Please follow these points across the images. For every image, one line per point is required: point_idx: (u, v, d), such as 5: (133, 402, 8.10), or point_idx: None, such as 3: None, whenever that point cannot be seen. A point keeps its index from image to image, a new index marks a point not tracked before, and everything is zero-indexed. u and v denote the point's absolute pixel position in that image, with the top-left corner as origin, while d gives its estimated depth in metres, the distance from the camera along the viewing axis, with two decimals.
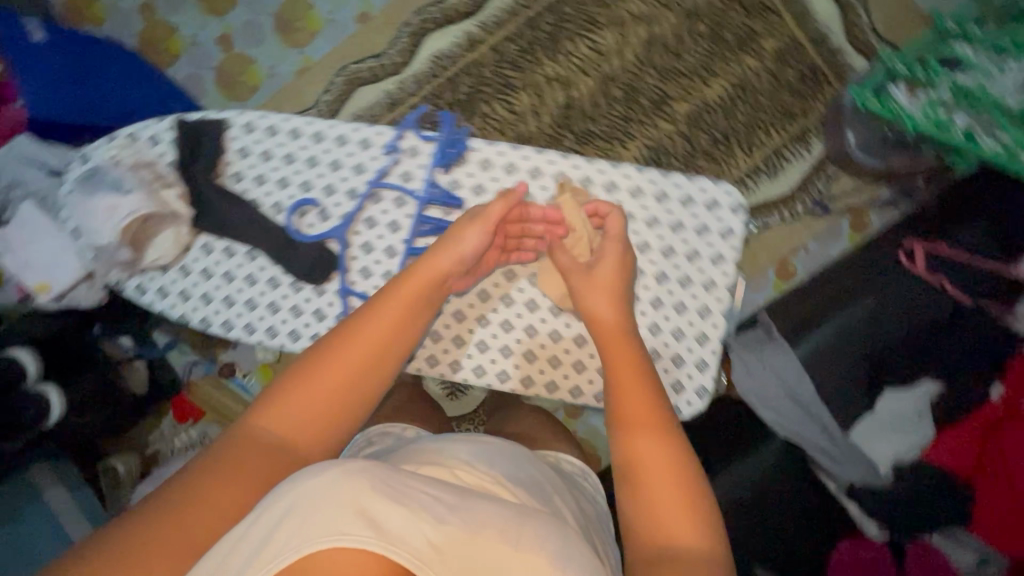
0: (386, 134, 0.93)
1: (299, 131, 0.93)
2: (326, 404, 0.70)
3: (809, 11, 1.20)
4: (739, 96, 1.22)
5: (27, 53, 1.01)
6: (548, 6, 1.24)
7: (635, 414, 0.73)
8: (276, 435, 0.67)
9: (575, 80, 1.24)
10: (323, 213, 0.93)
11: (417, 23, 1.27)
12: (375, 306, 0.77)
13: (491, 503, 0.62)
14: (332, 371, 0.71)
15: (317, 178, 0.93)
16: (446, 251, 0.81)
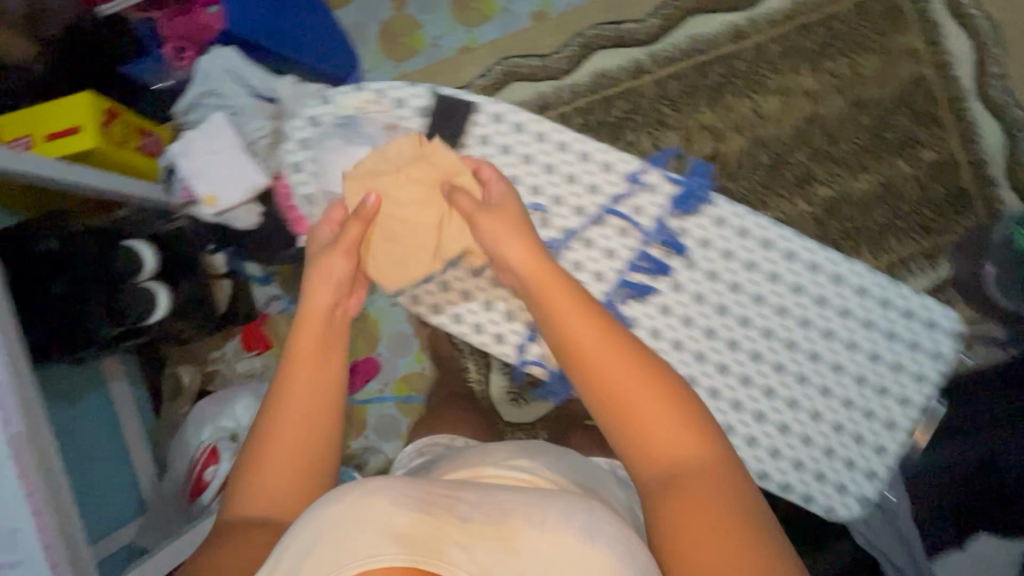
0: (633, 164, 0.89)
1: (546, 136, 0.89)
2: (294, 436, 0.69)
3: (976, 133, 1.20)
4: (883, 196, 1.21)
5: None
6: (722, 57, 1.24)
7: (644, 415, 0.63)
8: (262, 490, 0.66)
9: (727, 136, 1.24)
10: (545, 221, 0.89)
11: (591, 36, 1.27)
12: (297, 328, 0.75)
13: (510, 493, 0.56)
14: (296, 399, 0.71)
15: (550, 186, 0.90)
16: (327, 255, 0.78)
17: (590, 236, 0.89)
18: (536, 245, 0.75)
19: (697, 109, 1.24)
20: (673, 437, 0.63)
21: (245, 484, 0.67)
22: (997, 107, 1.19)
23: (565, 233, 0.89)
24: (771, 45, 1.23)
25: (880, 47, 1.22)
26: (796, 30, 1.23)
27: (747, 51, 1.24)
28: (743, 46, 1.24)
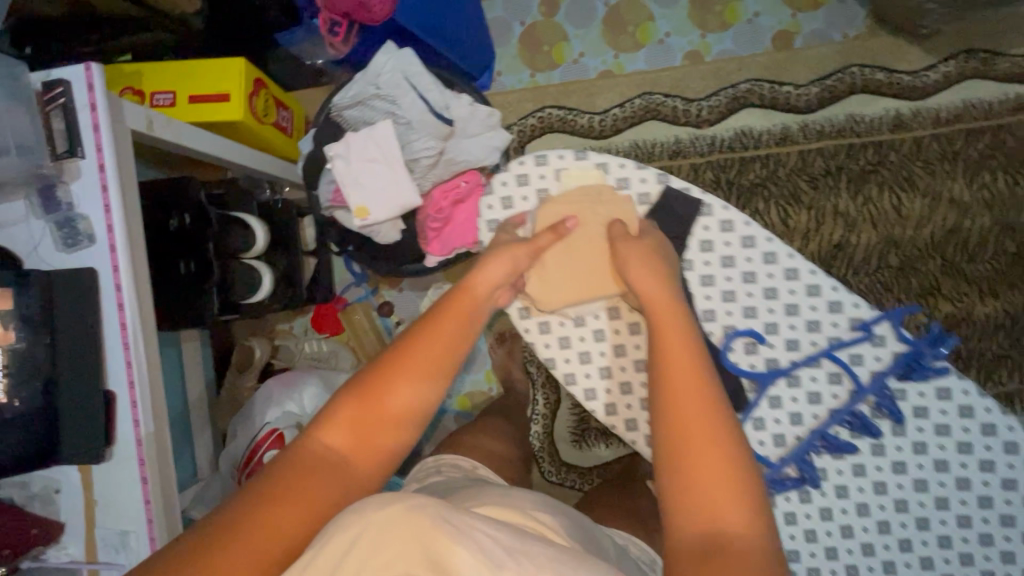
0: (866, 309, 0.79)
1: (775, 256, 0.80)
2: (382, 407, 0.62)
3: None
4: (1007, 328, 1.14)
5: None
6: (875, 144, 1.17)
7: (710, 465, 0.56)
8: (335, 444, 0.59)
9: (861, 226, 1.18)
10: (753, 348, 0.79)
11: (743, 90, 1.20)
12: (428, 333, 0.67)
13: (545, 543, 0.48)
14: (403, 385, 0.63)
15: (765, 310, 0.79)
16: (487, 274, 0.74)
17: (797, 375, 0.78)
18: (676, 306, 0.69)
19: (837, 192, 1.17)
20: (722, 483, 0.55)
21: (328, 429, 0.61)
22: None
23: (772, 368, 0.79)
24: (931, 143, 1.16)
25: None
26: (961, 134, 1.16)
27: (905, 144, 1.17)
28: (901, 138, 1.17)
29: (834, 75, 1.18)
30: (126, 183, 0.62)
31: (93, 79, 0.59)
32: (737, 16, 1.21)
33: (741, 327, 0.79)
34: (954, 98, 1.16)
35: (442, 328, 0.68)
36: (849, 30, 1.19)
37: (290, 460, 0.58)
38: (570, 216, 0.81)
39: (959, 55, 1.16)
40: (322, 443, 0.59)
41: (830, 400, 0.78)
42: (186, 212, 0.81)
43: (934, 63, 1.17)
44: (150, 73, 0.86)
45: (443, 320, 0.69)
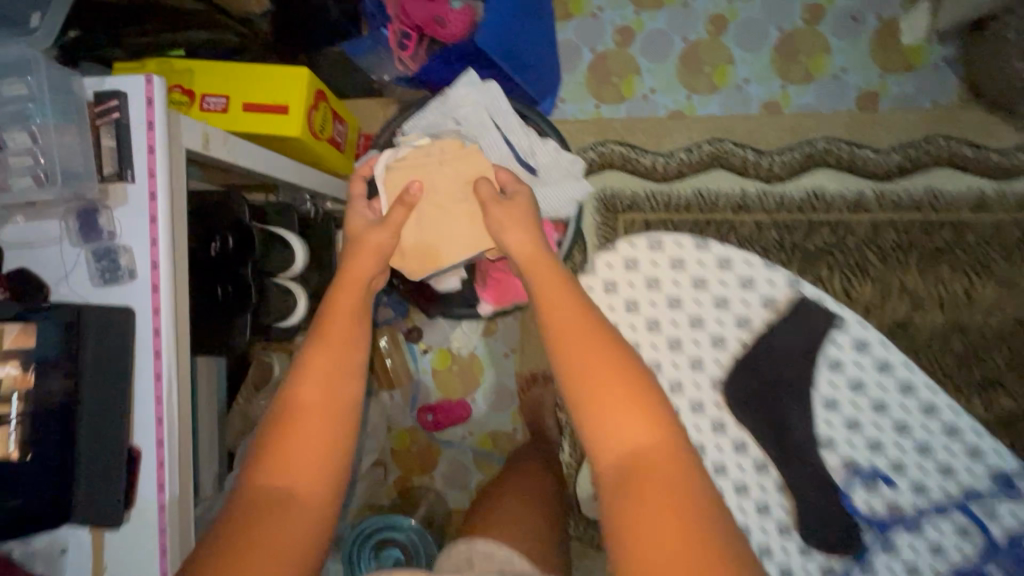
0: (998, 454, 0.83)
1: (912, 389, 0.86)
2: (315, 421, 0.58)
3: None
4: None
5: None
6: (953, 223, 1.11)
7: (653, 494, 0.52)
8: (279, 479, 0.55)
9: (927, 307, 1.11)
10: (873, 484, 0.85)
11: (820, 148, 1.13)
12: (329, 322, 0.63)
13: None
14: (313, 387, 0.59)
15: (891, 443, 0.86)
16: (360, 260, 0.68)
17: (918, 519, 0.83)
18: (563, 277, 0.64)
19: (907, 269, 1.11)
20: (642, 449, 0.55)
21: (257, 471, 0.55)
22: None
23: (891, 507, 0.84)
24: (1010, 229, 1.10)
25: None
26: None
27: (983, 226, 1.11)
28: (979, 218, 1.11)
29: (917, 144, 1.12)
30: (176, 215, 0.55)
31: (154, 94, 0.52)
32: (821, 70, 1.14)
33: (869, 466, 0.85)
34: None
35: (335, 319, 0.64)
36: (938, 98, 1.12)
37: (233, 521, 0.53)
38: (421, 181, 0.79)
39: None
40: (261, 485, 0.55)
41: (949, 546, 0.82)
42: (229, 233, 0.74)
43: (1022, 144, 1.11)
44: (202, 71, 0.78)
45: (344, 306, 0.64)
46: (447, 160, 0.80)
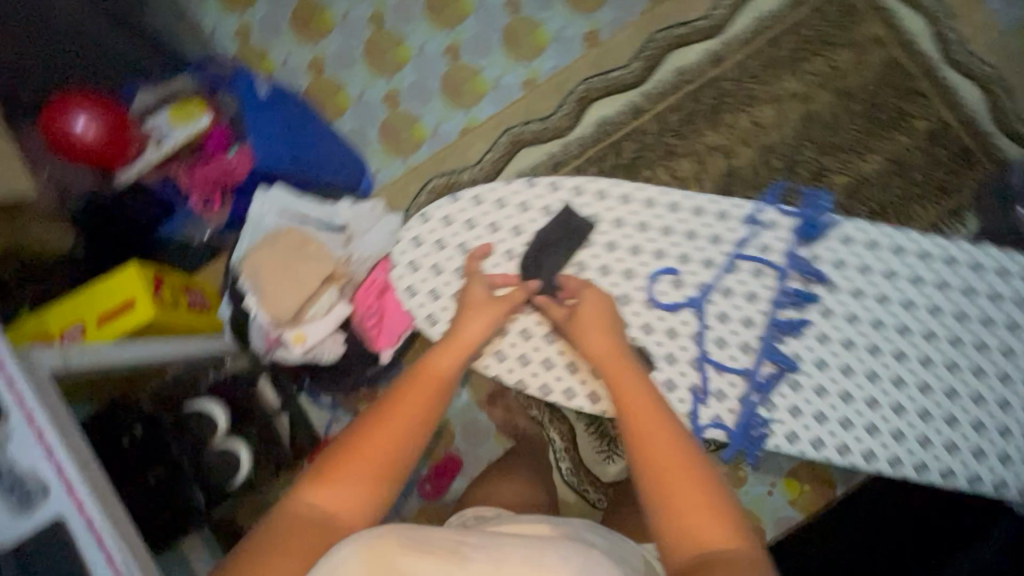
0: (743, 208, 1.08)
1: (653, 202, 1.10)
2: (365, 460, 0.74)
3: (957, 95, 1.26)
4: (895, 170, 1.26)
5: (258, 112, 1.10)
6: (709, 82, 1.32)
7: (662, 458, 0.76)
8: (318, 500, 0.71)
9: (734, 151, 1.29)
10: (676, 282, 1.08)
11: (583, 90, 1.33)
12: (412, 385, 0.84)
13: (518, 539, 0.69)
14: (386, 425, 0.78)
15: (673, 248, 1.09)
16: (444, 354, 0.90)
17: (726, 284, 1.07)
18: (621, 353, 0.92)
19: (701, 132, 1.30)
20: (642, 419, 0.82)
21: (314, 488, 0.73)
22: (968, 70, 1.26)
23: (699, 287, 1.08)
24: (749, 61, 1.31)
25: (847, 40, 1.30)
26: (767, 44, 1.31)
27: (730, 72, 1.31)
28: (724, 68, 1.32)
29: (647, 46, 1.33)
30: (61, 424, 0.62)
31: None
32: (546, 37, 1.35)
33: (661, 270, 1.08)
34: (746, 19, 1.32)
35: (412, 388, 0.83)
36: (638, 6, 1.35)
37: (278, 516, 0.70)
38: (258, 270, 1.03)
39: None
40: (305, 503, 0.71)
41: (762, 292, 1.06)
42: (137, 425, 0.86)
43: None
44: (52, 316, 0.87)
45: (428, 379, 0.85)
46: (278, 245, 1.04)
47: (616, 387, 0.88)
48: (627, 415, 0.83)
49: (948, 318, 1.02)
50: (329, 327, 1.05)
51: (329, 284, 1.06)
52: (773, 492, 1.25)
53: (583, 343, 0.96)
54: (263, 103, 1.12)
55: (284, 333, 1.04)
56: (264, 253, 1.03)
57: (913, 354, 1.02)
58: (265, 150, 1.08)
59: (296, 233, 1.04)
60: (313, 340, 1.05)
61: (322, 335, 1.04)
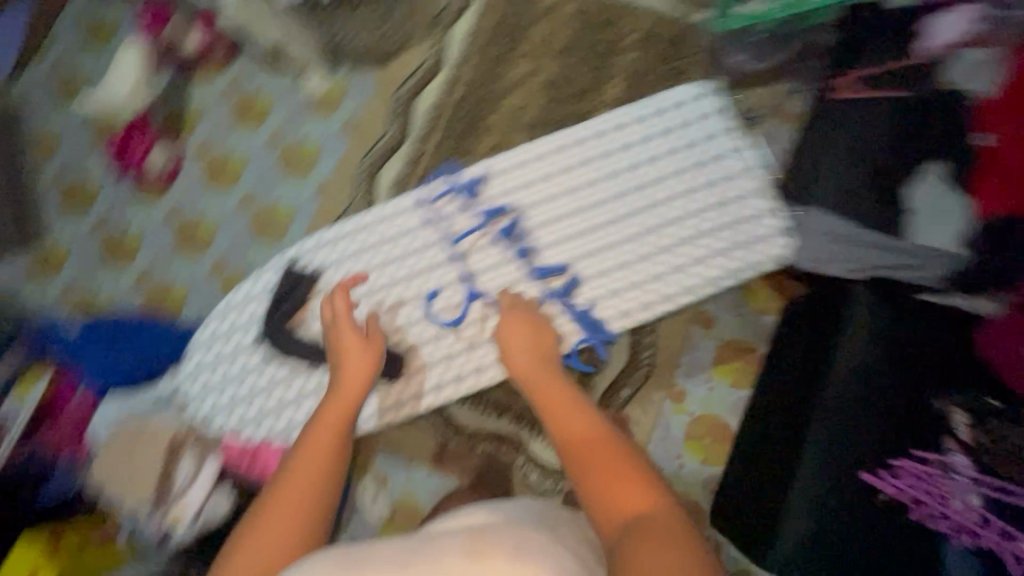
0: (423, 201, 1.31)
1: (354, 231, 1.31)
2: (280, 509, 0.91)
3: (643, 3, 1.45)
4: (635, 83, 1.43)
5: (76, 349, 1.28)
6: (458, 104, 1.47)
7: (592, 454, 0.90)
8: (242, 552, 0.86)
9: (509, 141, 1.44)
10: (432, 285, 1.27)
11: (368, 169, 1.47)
12: (316, 434, 1.01)
13: (454, 536, 0.78)
14: (304, 466, 0.97)
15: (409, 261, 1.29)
16: (322, 414, 1.05)
17: (465, 251, 1.28)
18: (544, 363, 1.08)
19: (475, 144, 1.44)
20: (569, 431, 0.94)
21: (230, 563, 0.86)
22: None
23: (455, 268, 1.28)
24: (479, 71, 1.48)
25: (539, 12, 1.49)
26: (484, 49, 1.48)
27: (470, 87, 1.48)
28: (462, 88, 1.48)
29: (396, 107, 1.49)
30: None
31: None
32: (316, 147, 1.50)
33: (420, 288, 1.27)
34: (458, 42, 1.50)
35: (321, 431, 1.02)
36: (372, 81, 1.51)
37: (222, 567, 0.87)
38: (108, 476, 1.18)
39: (433, 24, 1.51)
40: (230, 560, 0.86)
41: (491, 240, 1.28)
42: None
43: (427, 42, 1.51)
44: None
45: (327, 425, 1.02)
46: (116, 450, 1.20)
47: (537, 396, 1.03)
48: (553, 426, 0.96)
49: (644, 167, 1.29)
50: (202, 489, 1.19)
51: (177, 456, 1.21)
52: (714, 387, 1.29)
53: (512, 361, 1.10)
54: (78, 339, 1.29)
55: (161, 518, 1.17)
56: (105, 460, 1.19)
57: (639, 204, 1.28)
58: (99, 376, 1.26)
59: (128, 432, 1.22)
60: (192, 510, 1.17)
61: (196, 502, 1.18)
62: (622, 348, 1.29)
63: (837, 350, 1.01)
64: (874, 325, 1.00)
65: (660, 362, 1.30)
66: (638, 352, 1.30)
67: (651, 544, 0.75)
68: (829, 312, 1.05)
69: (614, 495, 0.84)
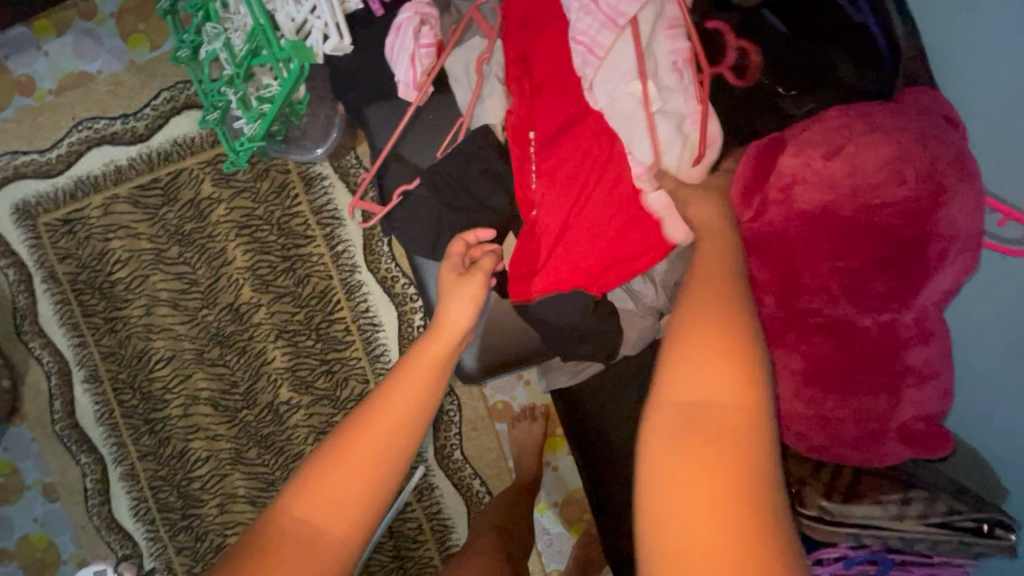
0: None
1: None
2: (382, 440, 0.54)
3: (184, 145, 1.14)
4: (248, 228, 1.14)
5: None
6: (115, 384, 1.19)
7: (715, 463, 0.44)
8: (328, 497, 0.52)
9: (193, 386, 1.18)
10: None
11: (100, 517, 1.22)
12: (404, 372, 0.59)
13: None
14: (330, 480, 0.52)
15: None
16: (454, 309, 0.65)
17: None
18: None
19: (165, 413, 1.19)
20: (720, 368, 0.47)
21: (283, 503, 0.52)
22: (157, 124, 1.14)
23: None
24: (102, 343, 1.19)
25: (99, 233, 1.16)
26: (86, 319, 1.18)
27: (110, 365, 1.19)
28: (105, 368, 1.19)
29: (70, 443, 1.21)
30: None
31: None
32: (43, 532, 1.24)
33: None
34: (57, 332, 1.19)
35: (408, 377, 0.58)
36: (26, 431, 1.22)
37: (270, 539, 0.50)
38: None
39: (19, 333, 1.20)
40: (302, 509, 0.51)
41: None
42: None
43: (32, 351, 1.20)
44: None
45: (425, 359, 0.60)
46: None
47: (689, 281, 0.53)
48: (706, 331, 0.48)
49: None
50: None
51: None
52: (557, 464, 1.15)
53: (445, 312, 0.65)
54: None
55: None
56: None
57: None
58: None
59: None
60: None
61: None
62: (451, 490, 1.14)
63: (612, 460, 0.83)
64: (629, 410, 0.81)
65: (494, 478, 1.15)
66: (465, 484, 1.14)
67: (702, 517, 0.42)
68: (619, 416, 0.82)
69: (699, 356, 0.47)
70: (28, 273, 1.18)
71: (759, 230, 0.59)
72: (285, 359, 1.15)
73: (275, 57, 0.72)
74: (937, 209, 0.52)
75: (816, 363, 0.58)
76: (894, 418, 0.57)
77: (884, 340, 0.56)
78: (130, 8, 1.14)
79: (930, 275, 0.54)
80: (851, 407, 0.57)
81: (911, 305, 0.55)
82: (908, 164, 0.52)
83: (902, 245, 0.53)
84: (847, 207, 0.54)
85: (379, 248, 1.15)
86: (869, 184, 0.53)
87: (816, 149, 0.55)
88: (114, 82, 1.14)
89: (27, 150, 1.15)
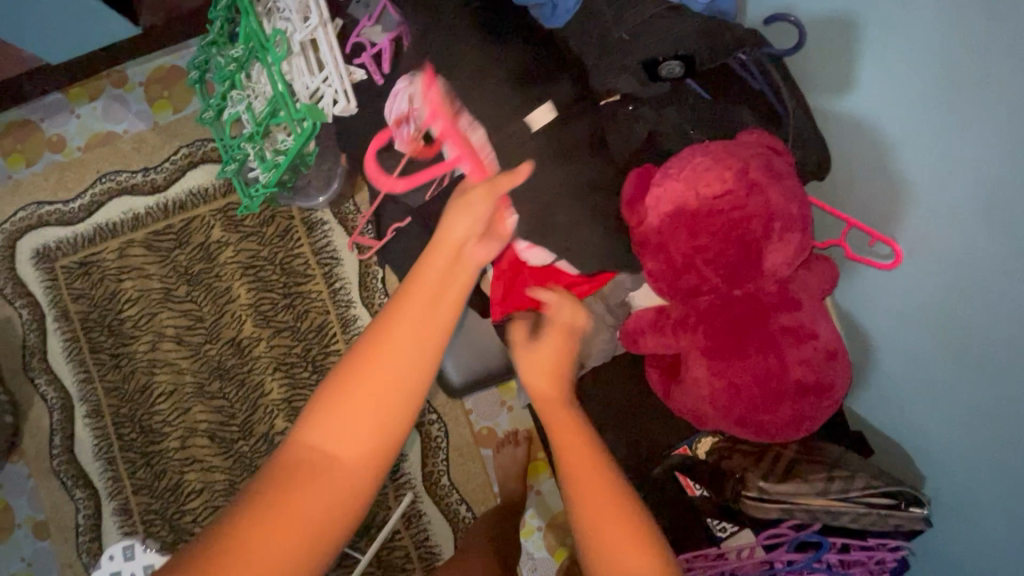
0: None
1: None
2: (396, 359, 0.58)
3: (199, 195, 1.26)
4: (254, 268, 1.25)
5: None
6: (116, 418, 1.25)
7: None
8: (340, 430, 0.55)
9: (192, 419, 1.24)
10: None
11: (89, 555, 1.23)
12: (412, 288, 0.61)
13: None
14: (346, 399, 0.56)
15: None
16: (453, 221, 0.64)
17: None
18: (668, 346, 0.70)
19: (162, 445, 1.24)
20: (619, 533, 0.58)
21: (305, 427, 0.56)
22: (175, 177, 1.26)
23: None
24: (107, 378, 1.25)
25: (112, 274, 1.26)
26: (94, 355, 1.25)
27: (112, 399, 1.25)
28: (107, 402, 1.25)
29: (66, 477, 1.25)
30: None
31: None
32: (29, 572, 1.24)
33: None
34: (64, 369, 1.26)
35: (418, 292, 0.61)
36: (23, 468, 1.25)
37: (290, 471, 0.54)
38: None
39: (27, 370, 1.26)
40: (318, 442, 0.55)
41: None
42: None
43: (37, 388, 1.26)
44: None
45: (431, 273, 0.62)
46: None
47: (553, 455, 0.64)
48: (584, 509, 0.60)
49: None
50: None
51: None
52: (539, 487, 1.20)
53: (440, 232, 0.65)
54: None
55: None
56: None
57: None
58: None
59: None
60: None
61: None
62: (438, 516, 1.19)
63: None
64: None
65: (479, 503, 1.20)
66: (452, 511, 1.19)
67: (621, 554, 0.57)
68: None
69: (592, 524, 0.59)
70: (42, 312, 1.26)
71: (643, 237, 0.65)
72: (282, 390, 1.22)
73: (291, 117, 0.85)
74: (756, 193, 0.59)
75: (714, 336, 0.64)
76: (785, 375, 0.63)
77: (757, 311, 0.63)
78: (157, 78, 1.29)
79: (771, 248, 0.60)
80: (749, 369, 0.63)
81: (764, 275, 0.61)
82: (730, 165, 0.60)
83: (743, 229, 0.59)
84: (694, 203, 0.60)
85: (374, 284, 1.25)
86: (703, 182, 0.60)
87: (671, 166, 0.63)
88: (138, 140, 1.28)
89: (52, 201, 1.27)
